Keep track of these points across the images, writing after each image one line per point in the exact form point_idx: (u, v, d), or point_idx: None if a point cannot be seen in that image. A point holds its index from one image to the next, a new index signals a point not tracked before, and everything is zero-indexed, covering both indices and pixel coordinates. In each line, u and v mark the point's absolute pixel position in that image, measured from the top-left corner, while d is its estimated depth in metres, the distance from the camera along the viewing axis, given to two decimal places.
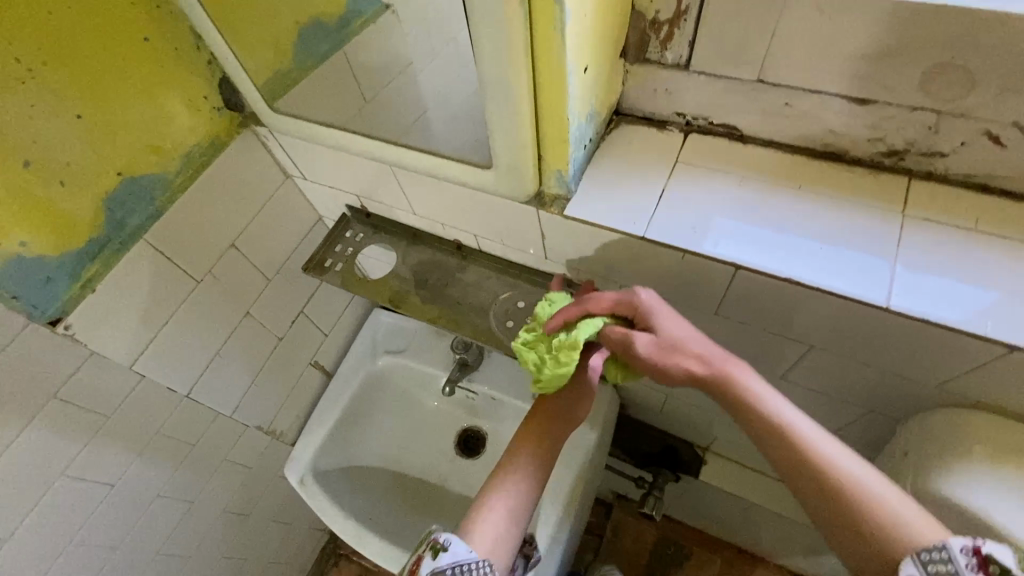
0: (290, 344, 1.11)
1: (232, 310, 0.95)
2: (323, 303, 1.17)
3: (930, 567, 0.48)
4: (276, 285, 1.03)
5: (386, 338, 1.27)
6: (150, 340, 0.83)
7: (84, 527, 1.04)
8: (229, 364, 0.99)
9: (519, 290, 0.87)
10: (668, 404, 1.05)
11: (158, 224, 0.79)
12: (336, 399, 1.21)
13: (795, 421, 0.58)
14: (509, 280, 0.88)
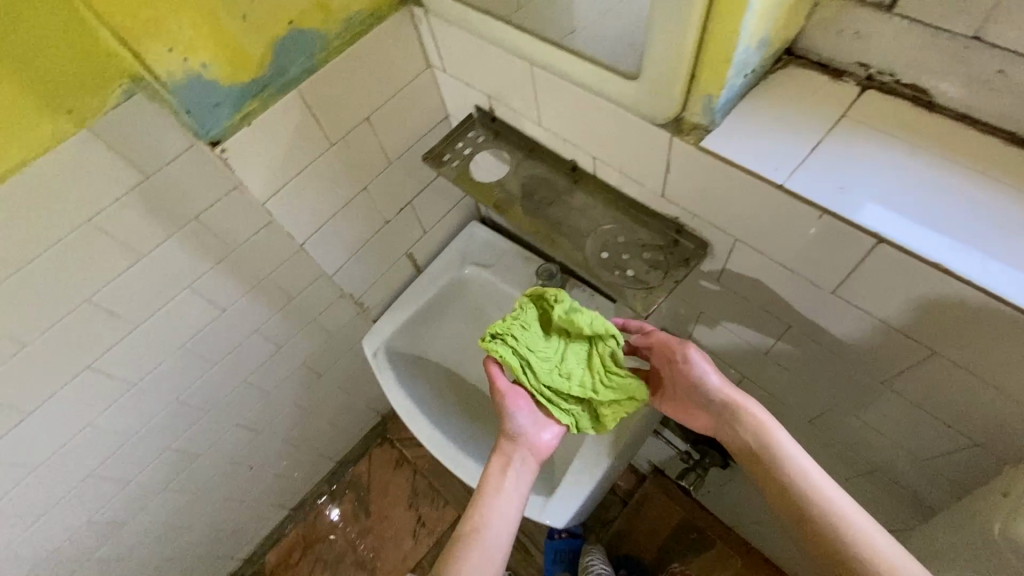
0: (393, 229, 1.19)
1: (353, 181, 1.03)
2: (429, 200, 1.22)
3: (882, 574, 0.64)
4: (394, 169, 1.09)
5: (477, 250, 1.31)
6: (281, 187, 0.93)
7: (198, 337, 1.22)
8: (338, 230, 1.08)
9: (622, 224, 0.85)
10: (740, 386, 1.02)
11: (311, 79, 0.85)
12: (419, 292, 1.29)
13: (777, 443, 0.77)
14: (615, 212, 0.86)
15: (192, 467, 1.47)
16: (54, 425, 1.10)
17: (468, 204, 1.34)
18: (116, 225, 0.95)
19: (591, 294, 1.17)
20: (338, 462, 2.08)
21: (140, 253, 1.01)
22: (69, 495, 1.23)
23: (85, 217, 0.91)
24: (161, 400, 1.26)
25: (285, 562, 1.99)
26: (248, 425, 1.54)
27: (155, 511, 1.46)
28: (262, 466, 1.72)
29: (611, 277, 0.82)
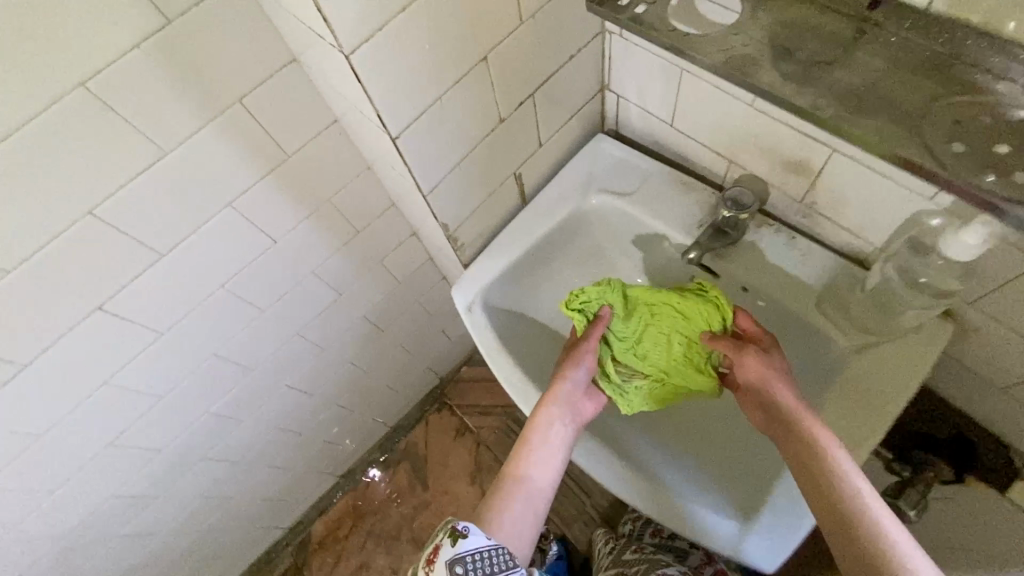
0: (507, 135, 0.83)
1: (473, 46, 0.67)
2: (557, 96, 0.86)
3: None
4: (525, 36, 0.73)
5: (609, 172, 0.96)
6: (373, 34, 0.57)
7: (241, 275, 0.93)
8: (445, 129, 0.73)
9: (938, 87, 0.55)
10: None
11: None
12: (529, 229, 0.95)
13: (850, 481, 0.62)
14: (927, 70, 0.56)
15: (235, 432, 1.22)
16: (61, 381, 0.83)
17: (597, 110, 0.97)
18: (126, 98, 0.64)
19: (790, 237, 0.81)
20: (392, 428, 1.83)
21: (162, 147, 0.70)
22: (92, 463, 0.99)
23: (79, 81, 0.60)
24: (196, 354, 0.98)
25: (333, 534, 1.79)
26: (298, 386, 1.28)
27: (193, 480, 1.23)
28: (312, 431, 1.47)
29: (949, 157, 0.51)
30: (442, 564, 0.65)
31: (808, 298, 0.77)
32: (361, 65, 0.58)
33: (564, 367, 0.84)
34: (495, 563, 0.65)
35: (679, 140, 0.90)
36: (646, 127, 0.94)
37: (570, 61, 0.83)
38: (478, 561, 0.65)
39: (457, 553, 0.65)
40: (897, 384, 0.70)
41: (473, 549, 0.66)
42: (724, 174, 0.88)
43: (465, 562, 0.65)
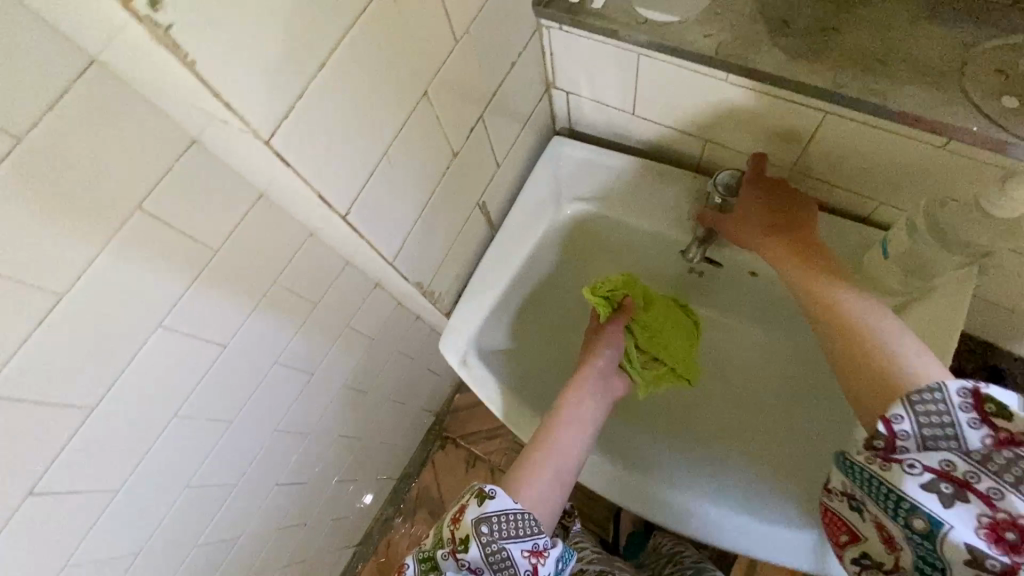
0: (462, 168, 0.73)
1: (410, 86, 0.56)
2: (504, 111, 0.76)
3: (921, 409, 0.48)
4: (463, 59, 0.62)
5: (576, 176, 0.86)
6: (290, 106, 0.44)
7: (196, 395, 0.79)
8: (398, 186, 0.62)
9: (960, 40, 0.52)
10: None
11: None
12: (507, 259, 0.85)
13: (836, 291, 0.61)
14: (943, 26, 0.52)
15: (233, 551, 1.08)
16: None
17: (545, 113, 0.88)
18: None
19: None
20: (398, 478, 1.72)
21: (55, 290, 0.56)
22: None
23: None
24: (165, 495, 0.84)
25: None
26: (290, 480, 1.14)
27: None
28: (316, 516, 1.35)
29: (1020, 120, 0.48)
30: (469, 525, 0.61)
31: None
32: (285, 148, 0.46)
33: (592, 345, 0.80)
34: (520, 530, 0.61)
35: (643, 128, 0.82)
36: (603, 121, 0.85)
37: (511, 71, 0.73)
38: (502, 527, 0.61)
39: (483, 513, 0.61)
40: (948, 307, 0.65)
41: (502, 511, 0.61)
42: (699, 154, 0.80)
43: (492, 523, 0.61)
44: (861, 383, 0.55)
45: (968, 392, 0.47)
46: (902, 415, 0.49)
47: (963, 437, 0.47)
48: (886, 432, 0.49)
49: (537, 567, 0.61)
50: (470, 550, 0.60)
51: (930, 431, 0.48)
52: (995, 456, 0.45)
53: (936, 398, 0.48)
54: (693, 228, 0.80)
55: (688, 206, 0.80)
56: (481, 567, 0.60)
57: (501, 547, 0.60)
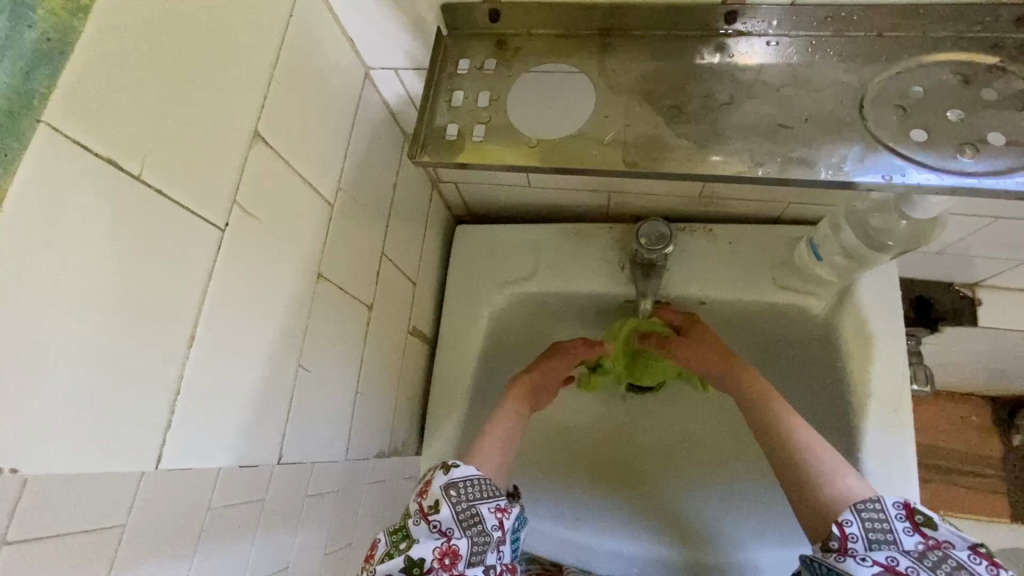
0: (382, 314, 0.63)
1: (295, 284, 0.46)
2: (402, 235, 0.67)
3: (865, 516, 0.41)
4: (344, 219, 0.53)
5: (495, 262, 0.78)
6: (172, 410, 0.34)
7: None
8: (317, 390, 0.50)
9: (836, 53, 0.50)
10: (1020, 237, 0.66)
11: (64, 81, 0.26)
12: (461, 375, 0.75)
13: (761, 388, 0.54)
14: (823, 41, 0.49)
15: None
16: None
17: (440, 207, 0.80)
18: None
19: (709, 231, 0.72)
20: None
21: None
22: None
23: None
24: None
25: None
26: None
27: None
28: None
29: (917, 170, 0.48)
30: (436, 491, 0.49)
31: (764, 279, 0.69)
32: (180, 459, 0.35)
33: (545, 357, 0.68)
34: (488, 490, 0.51)
35: (543, 195, 0.76)
36: (502, 198, 0.79)
37: (395, 189, 0.64)
38: (471, 487, 0.50)
39: (452, 477, 0.50)
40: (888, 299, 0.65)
41: (468, 474, 0.51)
42: (607, 204, 0.76)
43: (462, 487, 0.50)
44: (791, 483, 0.46)
45: (902, 504, 0.40)
46: (849, 517, 0.41)
47: (901, 539, 0.39)
48: (837, 532, 0.41)
49: (505, 526, 0.50)
50: (441, 511, 0.48)
51: (875, 534, 0.40)
52: (935, 556, 0.38)
53: (877, 505, 0.41)
54: (629, 280, 0.74)
55: (616, 259, 0.75)
56: (451, 530, 0.47)
57: (472, 506, 0.49)
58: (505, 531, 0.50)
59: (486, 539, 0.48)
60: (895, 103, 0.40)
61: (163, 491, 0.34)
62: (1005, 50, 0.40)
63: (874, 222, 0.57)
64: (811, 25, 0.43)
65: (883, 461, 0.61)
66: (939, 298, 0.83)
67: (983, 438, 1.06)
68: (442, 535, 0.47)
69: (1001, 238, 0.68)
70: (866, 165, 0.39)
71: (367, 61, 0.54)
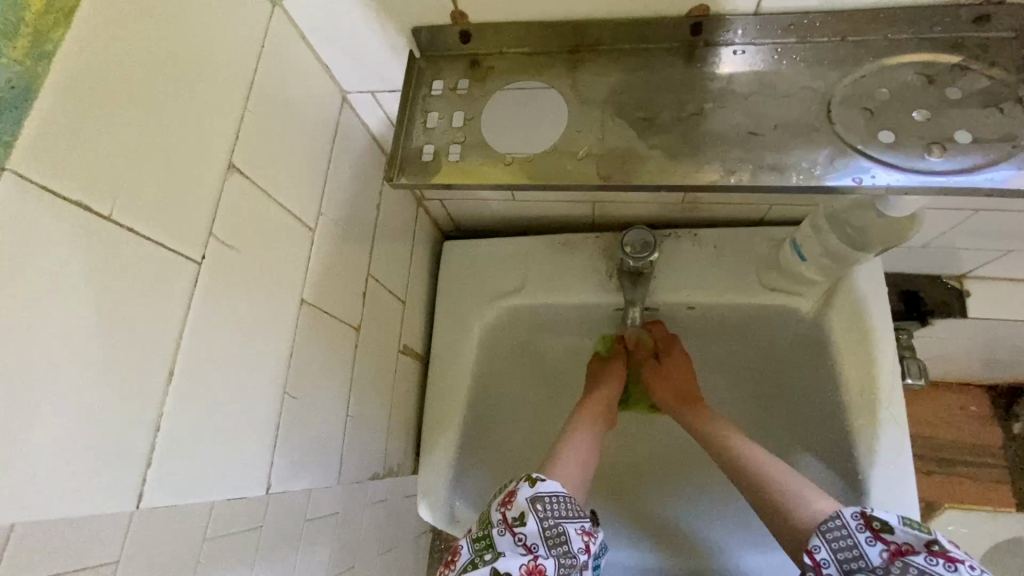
0: (371, 335, 0.63)
1: (280, 310, 0.46)
2: (388, 253, 0.67)
3: (831, 538, 0.41)
4: (328, 242, 0.53)
5: (484, 276, 0.78)
6: (151, 447, 0.34)
7: None
8: (306, 414, 0.50)
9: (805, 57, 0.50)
10: (1004, 227, 0.67)
11: (27, 127, 0.26)
12: (454, 391, 0.75)
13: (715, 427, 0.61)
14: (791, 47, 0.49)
15: None
16: None
17: (426, 224, 0.80)
18: None
19: (693, 236, 0.72)
20: None
21: None
22: None
23: None
24: None
25: None
26: None
27: None
28: None
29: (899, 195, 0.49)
30: (522, 504, 0.49)
31: (751, 281, 0.70)
32: (162, 497, 0.35)
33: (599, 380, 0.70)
34: (574, 507, 0.51)
35: (527, 208, 0.77)
36: (487, 212, 0.79)
37: (379, 210, 0.64)
38: (558, 504, 0.50)
39: (538, 491, 0.50)
40: (875, 296, 0.65)
41: (555, 490, 0.51)
42: (591, 214, 0.76)
43: (549, 501, 0.50)
44: (758, 495, 0.50)
45: (859, 514, 0.41)
46: (817, 543, 0.42)
47: (867, 553, 0.39)
48: (809, 563, 0.41)
49: (589, 550, 0.49)
50: (527, 524, 0.48)
51: (845, 555, 0.40)
52: (896, 567, 0.38)
53: (838, 522, 0.42)
54: (618, 288, 0.74)
55: (604, 267, 0.75)
56: (537, 545, 0.47)
57: (558, 524, 0.49)
58: (589, 556, 0.49)
59: (574, 561, 0.47)
60: (861, 106, 0.41)
61: (146, 532, 0.34)
62: (967, 49, 0.41)
63: (854, 222, 0.57)
64: (776, 33, 0.43)
65: (879, 461, 0.61)
66: (928, 290, 0.83)
67: (984, 428, 1.06)
68: (527, 551, 0.47)
69: (983, 229, 0.68)
70: (836, 169, 0.39)
71: (343, 85, 0.54)
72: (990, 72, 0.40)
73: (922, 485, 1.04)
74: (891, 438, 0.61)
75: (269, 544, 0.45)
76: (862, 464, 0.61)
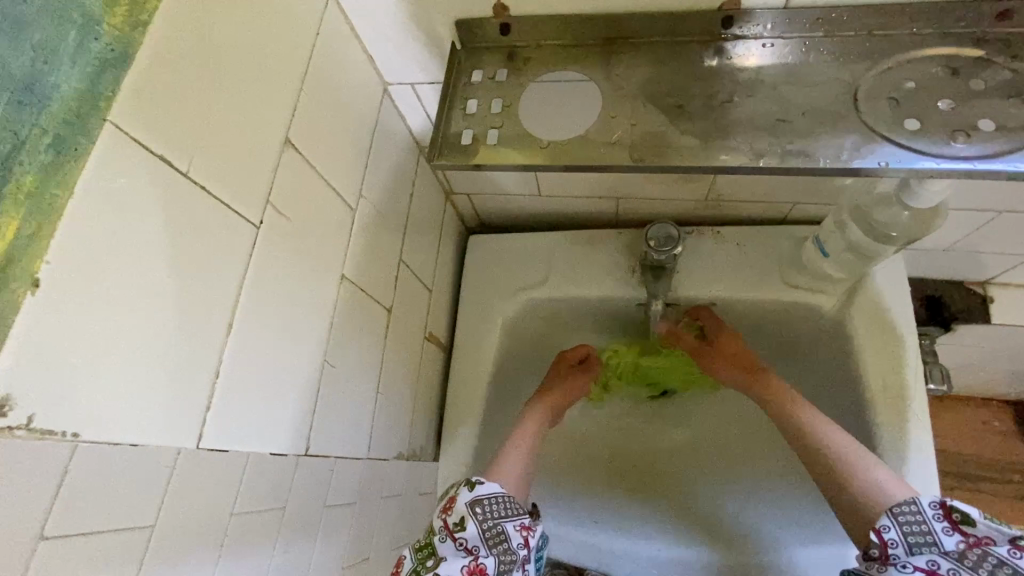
0: (401, 318, 0.65)
1: (322, 280, 0.48)
2: (419, 240, 0.69)
3: (903, 520, 0.42)
4: (365, 221, 0.55)
5: (509, 268, 0.80)
6: (210, 393, 0.36)
7: None
8: (340, 384, 0.52)
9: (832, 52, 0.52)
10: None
11: (126, 85, 0.29)
12: (477, 378, 0.77)
13: (800, 412, 0.58)
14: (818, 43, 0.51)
15: None
16: None
17: (453, 218, 0.82)
18: None
19: (716, 234, 0.74)
20: None
21: None
22: None
23: None
24: None
25: None
26: None
27: None
28: None
29: (919, 188, 0.51)
30: (462, 508, 0.50)
31: (773, 279, 0.71)
32: (215, 441, 0.37)
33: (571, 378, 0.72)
34: (511, 507, 0.51)
35: (552, 204, 0.79)
36: (513, 208, 0.81)
37: (412, 197, 0.66)
38: (498, 505, 0.51)
39: (477, 494, 0.51)
40: (896, 295, 0.66)
41: (494, 491, 0.51)
42: (615, 211, 0.78)
43: (487, 504, 0.50)
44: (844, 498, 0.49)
45: (938, 504, 0.41)
46: (887, 523, 0.42)
47: (941, 540, 0.40)
48: (876, 540, 0.42)
49: (530, 544, 0.50)
50: (466, 529, 0.49)
51: (915, 537, 0.41)
52: (973, 554, 0.38)
53: (914, 508, 0.42)
54: (640, 283, 0.75)
55: (627, 263, 0.77)
56: (477, 548, 0.48)
57: (498, 524, 0.49)
58: (529, 550, 0.50)
59: (513, 557, 0.48)
60: (887, 96, 0.42)
61: (196, 471, 0.35)
62: (990, 43, 0.43)
63: (878, 218, 0.58)
64: (805, 26, 0.45)
65: (904, 458, 0.61)
66: (951, 297, 0.83)
67: (1007, 444, 1.04)
68: (468, 553, 0.48)
69: (1007, 233, 0.69)
70: (862, 156, 0.41)
71: (385, 76, 0.57)
72: (1013, 65, 0.42)
73: None
74: (915, 435, 0.61)
75: (300, 505, 0.47)
76: (884, 460, 0.61)
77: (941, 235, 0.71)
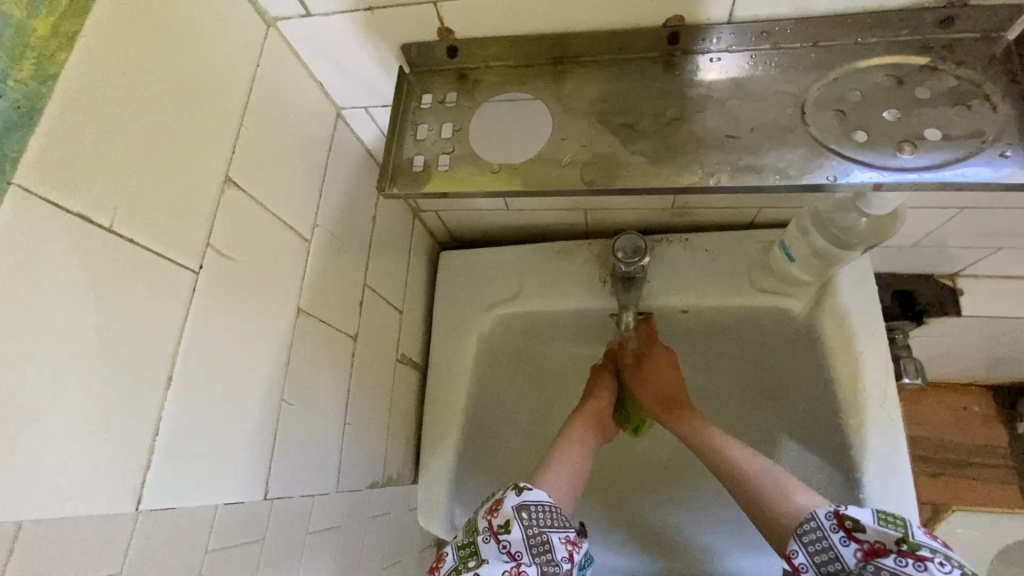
0: (369, 344, 0.64)
1: (276, 318, 0.47)
2: (384, 263, 0.68)
3: (808, 543, 0.42)
4: (323, 251, 0.54)
5: (480, 285, 0.79)
6: (150, 452, 0.35)
7: None
8: (304, 421, 0.51)
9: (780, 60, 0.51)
10: (992, 223, 0.67)
11: (32, 145, 0.28)
12: (453, 398, 0.76)
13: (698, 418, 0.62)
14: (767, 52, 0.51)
15: None
16: None
17: (422, 235, 0.81)
18: None
19: (684, 242, 0.73)
20: None
21: None
22: None
23: None
24: None
25: None
26: None
27: None
28: None
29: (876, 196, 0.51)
30: (509, 511, 0.48)
31: (743, 283, 0.70)
32: (163, 500, 0.36)
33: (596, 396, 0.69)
34: (558, 517, 0.49)
35: (521, 218, 0.78)
36: (481, 223, 0.81)
37: (375, 220, 0.65)
38: (543, 513, 0.49)
39: (524, 500, 0.49)
40: (866, 296, 0.66)
41: (541, 499, 0.50)
42: (583, 222, 0.77)
43: (534, 510, 0.49)
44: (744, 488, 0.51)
45: (832, 515, 0.42)
46: (795, 547, 0.43)
47: (843, 554, 0.41)
48: (788, 567, 0.42)
49: (573, 559, 0.48)
50: (511, 532, 0.47)
51: (821, 557, 0.41)
52: (869, 568, 0.39)
53: (813, 524, 0.43)
54: (612, 295, 0.75)
55: (598, 273, 0.76)
56: (521, 553, 0.46)
57: (542, 533, 0.47)
58: (573, 564, 0.48)
59: (556, 569, 0.46)
60: (835, 108, 0.42)
61: (148, 534, 0.34)
62: (935, 50, 0.42)
63: (838, 222, 0.58)
64: (751, 39, 0.45)
65: (878, 461, 0.61)
66: (922, 289, 0.84)
67: (988, 427, 1.05)
68: (510, 558, 0.46)
69: (970, 228, 0.69)
70: (811, 171, 0.40)
71: (336, 101, 0.56)
72: (957, 72, 0.42)
73: (932, 488, 1.03)
74: (886, 433, 0.61)
75: (271, 550, 0.45)
76: (860, 466, 0.61)
77: (908, 231, 0.71)
